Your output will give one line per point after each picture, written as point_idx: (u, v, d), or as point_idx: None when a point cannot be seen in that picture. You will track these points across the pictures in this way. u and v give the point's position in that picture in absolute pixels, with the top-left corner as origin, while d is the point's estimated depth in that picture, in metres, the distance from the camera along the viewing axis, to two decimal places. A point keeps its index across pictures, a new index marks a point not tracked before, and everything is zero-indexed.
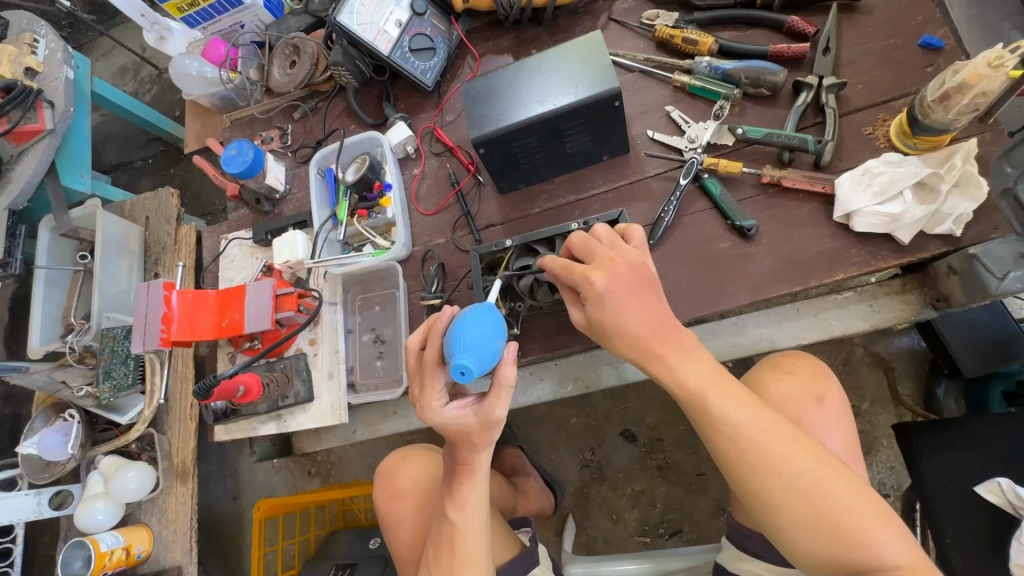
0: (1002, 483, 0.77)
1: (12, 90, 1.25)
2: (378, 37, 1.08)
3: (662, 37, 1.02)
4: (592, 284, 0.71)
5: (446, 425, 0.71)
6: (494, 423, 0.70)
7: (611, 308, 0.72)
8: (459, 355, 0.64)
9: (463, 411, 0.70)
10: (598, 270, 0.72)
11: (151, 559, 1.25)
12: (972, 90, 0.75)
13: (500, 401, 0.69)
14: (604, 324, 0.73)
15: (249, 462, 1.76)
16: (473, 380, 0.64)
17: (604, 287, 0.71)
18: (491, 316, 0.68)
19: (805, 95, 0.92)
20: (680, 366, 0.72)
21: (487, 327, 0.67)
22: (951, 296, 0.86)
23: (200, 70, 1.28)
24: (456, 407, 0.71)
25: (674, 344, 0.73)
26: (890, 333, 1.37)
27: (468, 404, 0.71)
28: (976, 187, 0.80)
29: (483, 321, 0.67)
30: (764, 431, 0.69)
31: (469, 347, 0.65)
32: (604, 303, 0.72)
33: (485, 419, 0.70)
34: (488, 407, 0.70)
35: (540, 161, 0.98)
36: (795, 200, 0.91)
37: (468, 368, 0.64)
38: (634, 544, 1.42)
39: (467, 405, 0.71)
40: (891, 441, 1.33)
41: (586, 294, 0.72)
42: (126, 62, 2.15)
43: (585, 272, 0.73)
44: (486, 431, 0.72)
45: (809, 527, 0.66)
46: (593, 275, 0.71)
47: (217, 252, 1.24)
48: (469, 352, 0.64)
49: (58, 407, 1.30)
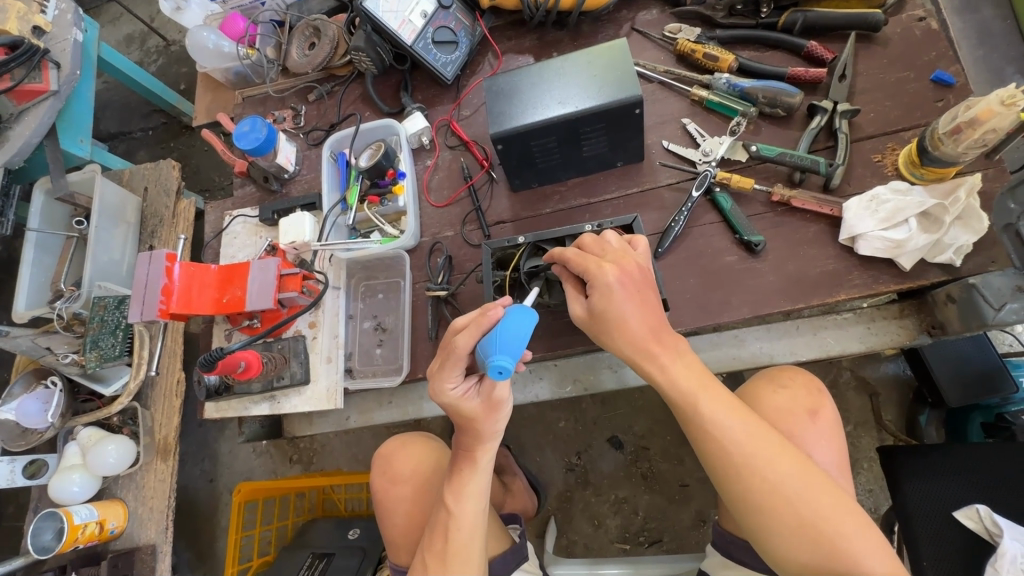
0: (980, 509, 0.80)
1: (19, 47, 1.22)
2: (402, 26, 1.08)
3: (683, 51, 1.04)
4: (603, 274, 0.73)
5: (452, 404, 0.74)
6: (498, 403, 0.74)
7: (616, 301, 0.73)
8: (499, 355, 0.66)
9: (468, 393, 0.74)
10: (611, 263, 0.74)
11: (125, 535, 1.23)
12: (983, 126, 0.78)
13: (504, 383, 0.73)
14: (606, 315, 0.75)
15: (231, 444, 1.73)
16: (508, 378, 0.67)
17: (616, 279, 0.73)
18: (529, 312, 0.69)
19: (819, 119, 0.94)
20: (672, 366, 0.75)
21: (526, 328, 0.68)
22: (946, 324, 0.88)
23: (217, 44, 1.30)
24: (463, 389, 0.73)
25: (667, 344, 0.75)
26: (877, 359, 1.41)
27: (473, 387, 0.74)
28: (978, 221, 0.83)
29: (522, 323, 0.67)
30: (753, 437, 0.71)
31: (509, 349, 0.66)
32: (613, 296, 0.73)
33: (488, 401, 0.74)
34: (491, 388, 0.73)
35: (556, 162, 0.99)
36: (803, 220, 0.93)
37: (505, 368, 0.66)
38: (614, 551, 1.43)
39: (472, 387, 0.74)
40: (871, 464, 1.36)
41: (596, 283, 0.74)
42: (133, 31, 2.12)
43: (598, 262, 0.75)
44: (491, 415, 0.75)
45: (792, 534, 0.67)
46: (607, 266, 0.74)
47: (219, 227, 1.22)
48: (508, 353, 0.66)
49: (39, 373, 1.26)
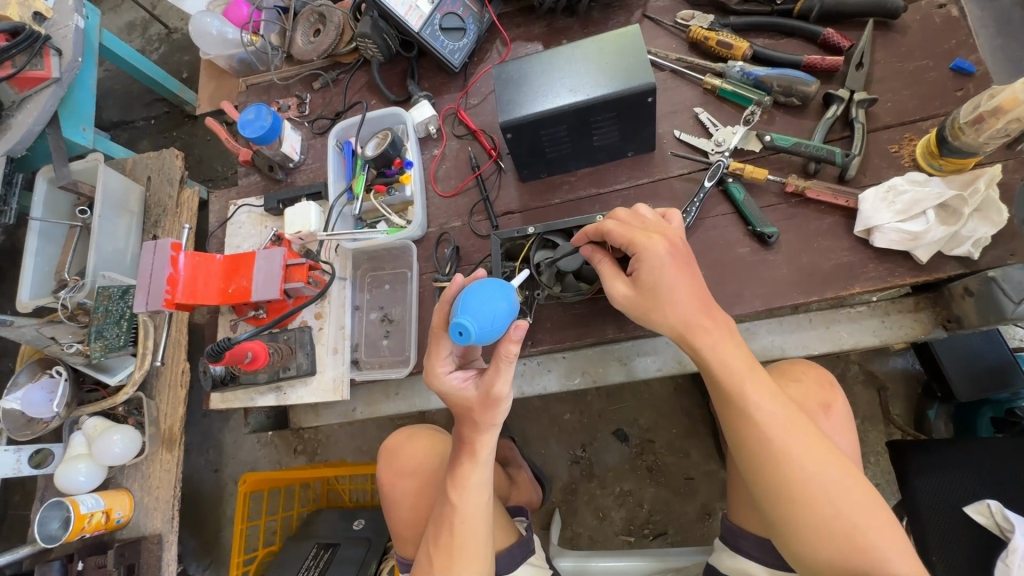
0: (992, 505, 0.79)
1: (19, 33, 1.20)
2: (409, 12, 1.05)
3: (696, 38, 1.02)
4: (653, 244, 0.72)
5: (449, 395, 0.76)
6: (495, 399, 0.73)
7: (666, 273, 0.72)
8: (459, 316, 0.69)
9: (465, 383, 0.76)
10: (659, 236, 0.74)
11: (130, 525, 1.24)
12: (1007, 115, 0.76)
13: (499, 378, 0.72)
14: (657, 288, 0.73)
15: (235, 434, 1.73)
16: (468, 341, 0.68)
17: (666, 251, 0.72)
18: (498, 285, 0.72)
19: (835, 109, 0.92)
20: (722, 345, 0.73)
21: (491, 295, 0.70)
22: (963, 318, 0.87)
23: (221, 30, 1.26)
24: (458, 378, 0.76)
25: (718, 323, 0.73)
26: (886, 353, 1.40)
27: (469, 377, 0.76)
28: (997, 213, 0.81)
29: (489, 292, 0.70)
30: (793, 425, 0.69)
31: (472, 312, 0.69)
32: (663, 266, 0.72)
33: (486, 395, 0.73)
34: (487, 381, 0.73)
35: (566, 152, 0.97)
36: (817, 212, 0.91)
37: (465, 328, 0.68)
38: (618, 543, 1.43)
39: (470, 379, 0.76)
40: (879, 459, 1.35)
41: (645, 252, 0.73)
42: (135, 18, 2.10)
43: (645, 234, 0.74)
44: (489, 409, 0.74)
45: (822, 526, 0.66)
46: (656, 238, 0.73)
47: (224, 217, 1.21)
48: (469, 314, 0.68)
49: (44, 363, 1.26)
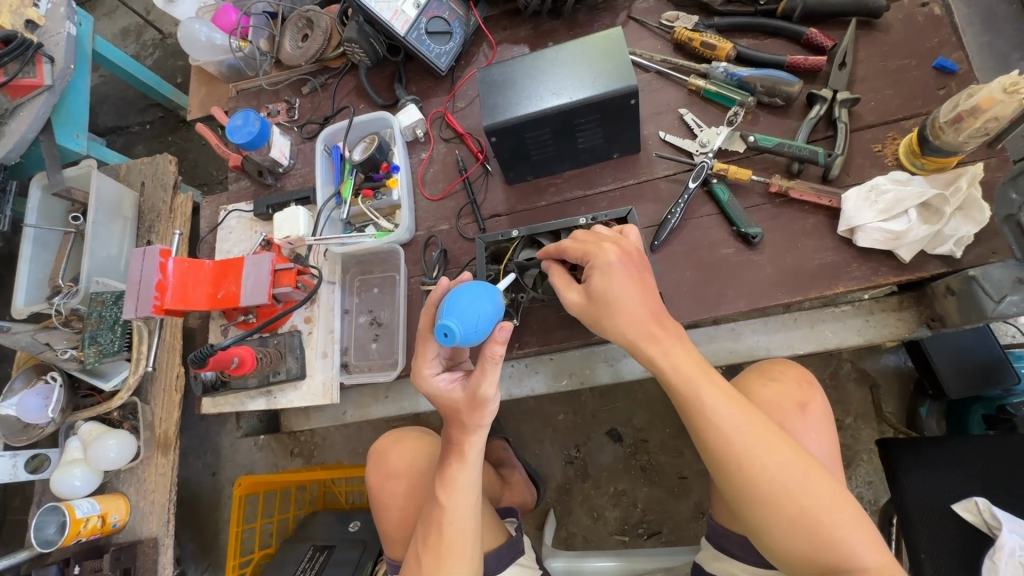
0: (979, 502, 0.80)
1: (12, 42, 1.21)
2: (394, 16, 1.05)
3: (680, 40, 1.02)
4: (604, 252, 0.74)
5: (436, 397, 0.77)
6: (481, 400, 0.73)
7: (616, 279, 0.73)
8: (445, 317, 0.69)
9: (453, 384, 0.77)
10: (610, 243, 0.76)
11: (127, 529, 1.24)
12: (984, 115, 0.76)
13: (485, 380, 0.72)
14: (607, 296, 0.74)
15: (232, 437, 1.74)
16: (454, 342, 0.68)
17: (616, 258, 0.74)
18: (484, 288, 0.72)
19: (818, 108, 0.93)
20: (673, 352, 0.74)
21: (477, 297, 0.71)
22: (946, 317, 0.87)
23: (210, 36, 1.26)
24: (445, 380, 0.77)
25: (669, 329, 0.75)
26: (878, 350, 1.40)
27: (457, 379, 0.77)
28: (979, 211, 0.81)
29: (475, 294, 0.71)
30: (752, 426, 0.70)
31: (458, 313, 0.69)
32: (613, 272, 0.73)
33: (472, 396, 0.73)
34: (473, 383, 0.73)
35: (552, 154, 0.98)
36: (801, 211, 0.92)
37: (451, 330, 0.68)
38: (613, 543, 1.43)
39: (457, 380, 0.77)
40: (871, 457, 1.35)
41: (596, 261, 0.74)
42: (129, 24, 2.11)
43: (597, 243, 0.76)
44: (475, 410, 0.75)
45: (790, 523, 0.66)
46: (607, 246, 0.75)
47: (215, 222, 1.22)
48: (455, 315, 0.69)
49: (40, 368, 1.26)
